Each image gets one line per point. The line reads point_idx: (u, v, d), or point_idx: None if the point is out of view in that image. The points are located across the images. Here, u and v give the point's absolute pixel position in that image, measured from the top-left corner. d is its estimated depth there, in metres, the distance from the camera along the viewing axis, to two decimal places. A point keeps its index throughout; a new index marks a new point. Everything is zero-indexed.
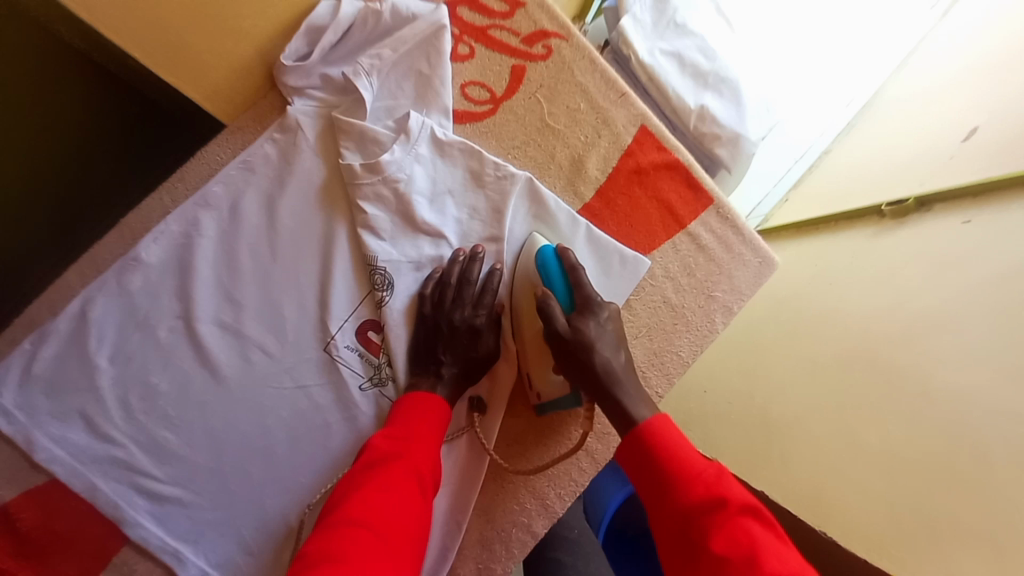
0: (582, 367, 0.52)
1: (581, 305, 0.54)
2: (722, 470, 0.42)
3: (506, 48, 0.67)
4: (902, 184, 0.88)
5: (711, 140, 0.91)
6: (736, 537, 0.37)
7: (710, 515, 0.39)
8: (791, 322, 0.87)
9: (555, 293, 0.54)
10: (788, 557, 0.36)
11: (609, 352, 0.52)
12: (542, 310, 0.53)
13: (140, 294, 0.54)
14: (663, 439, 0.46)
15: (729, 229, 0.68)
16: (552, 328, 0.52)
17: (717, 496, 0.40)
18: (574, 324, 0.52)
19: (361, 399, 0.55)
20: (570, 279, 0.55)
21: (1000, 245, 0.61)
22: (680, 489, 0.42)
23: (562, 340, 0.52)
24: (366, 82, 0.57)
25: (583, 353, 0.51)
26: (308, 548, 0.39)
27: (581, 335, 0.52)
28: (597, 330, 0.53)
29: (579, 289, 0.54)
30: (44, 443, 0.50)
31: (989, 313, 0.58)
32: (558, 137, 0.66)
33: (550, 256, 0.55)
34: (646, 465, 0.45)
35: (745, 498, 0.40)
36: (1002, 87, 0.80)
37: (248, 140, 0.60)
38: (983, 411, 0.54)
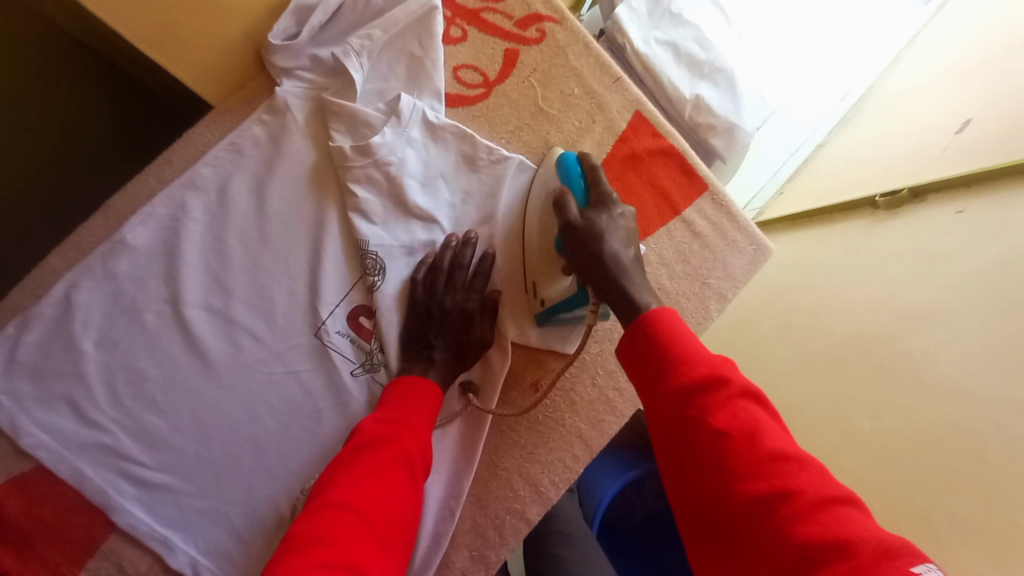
0: (589, 252, 0.49)
1: (596, 201, 0.52)
2: (725, 358, 0.41)
3: (500, 32, 0.66)
4: (896, 176, 0.89)
5: (706, 131, 0.91)
6: (737, 416, 0.37)
7: (712, 394, 0.39)
8: (786, 313, 0.88)
9: (572, 191, 0.53)
10: (784, 437, 0.37)
11: (619, 244, 0.50)
12: (557, 203, 0.52)
13: (127, 277, 0.53)
14: (667, 325, 0.44)
15: (724, 216, 0.68)
16: (564, 218, 0.51)
17: (719, 376, 0.39)
18: (586, 216, 0.50)
19: (352, 385, 0.55)
20: (588, 179, 0.53)
21: (994, 234, 0.61)
22: (683, 370, 0.41)
23: (572, 229, 0.50)
24: (356, 63, 0.56)
25: (592, 239, 0.49)
26: (294, 530, 0.38)
27: (591, 223, 0.50)
28: (608, 224, 0.50)
29: (595, 188, 0.52)
30: (29, 428, 0.49)
31: (982, 301, 0.58)
32: (552, 122, 0.66)
33: (572, 160, 0.55)
34: (644, 341, 0.44)
35: (748, 382, 0.39)
36: (998, 81, 0.80)
37: (236, 122, 0.59)
38: (976, 399, 0.54)
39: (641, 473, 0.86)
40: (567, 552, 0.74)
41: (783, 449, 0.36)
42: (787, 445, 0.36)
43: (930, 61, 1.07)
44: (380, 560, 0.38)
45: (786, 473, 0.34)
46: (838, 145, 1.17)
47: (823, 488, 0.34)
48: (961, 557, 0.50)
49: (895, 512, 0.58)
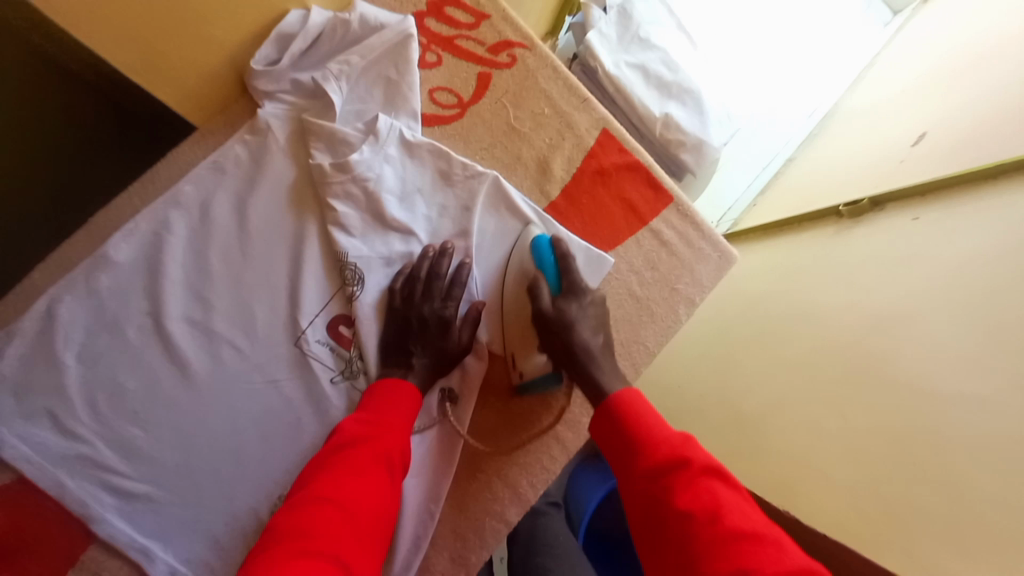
0: (562, 344, 0.56)
1: (567, 289, 0.58)
2: (687, 436, 0.45)
3: (473, 57, 0.70)
4: (859, 186, 0.94)
5: (676, 147, 0.96)
6: (700, 496, 0.40)
7: (676, 474, 0.42)
8: (759, 319, 0.91)
9: (545, 274, 0.59)
10: (746, 513, 0.39)
11: (589, 334, 0.57)
12: (532, 292, 0.58)
13: (108, 293, 0.55)
14: (633, 412, 0.48)
15: (688, 225, 0.72)
16: (538, 308, 0.57)
17: (681, 456, 0.43)
18: (558, 305, 0.57)
19: (332, 393, 0.56)
20: (560, 265, 0.59)
21: (950, 242, 0.66)
22: (647, 453, 0.45)
23: (546, 319, 0.56)
24: (335, 87, 0.60)
25: (564, 333, 0.56)
26: (275, 521, 0.40)
27: (564, 314, 0.56)
28: (578, 312, 0.57)
29: (567, 275, 0.58)
30: (10, 442, 0.49)
31: (950, 297, 0.61)
32: (524, 139, 0.69)
33: (545, 245, 0.59)
34: (615, 432, 0.48)
35: (709, 459, 0.43)
36: (949, 99, 0.88)
37: (218, 143, 0.62)
38: (940, 397, 0.56)
39: None
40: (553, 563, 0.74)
41: (743, 526, 0.38)
42: (748, 521, 0.39)
43: (887, 82, 1.14)
44: (357, 550, 0.40)
45: (749, 552, 0.36)
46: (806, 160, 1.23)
47: (782, 563, 0.35)
48: (923, 543, 0.52)
49: (860, 503, 0.60)
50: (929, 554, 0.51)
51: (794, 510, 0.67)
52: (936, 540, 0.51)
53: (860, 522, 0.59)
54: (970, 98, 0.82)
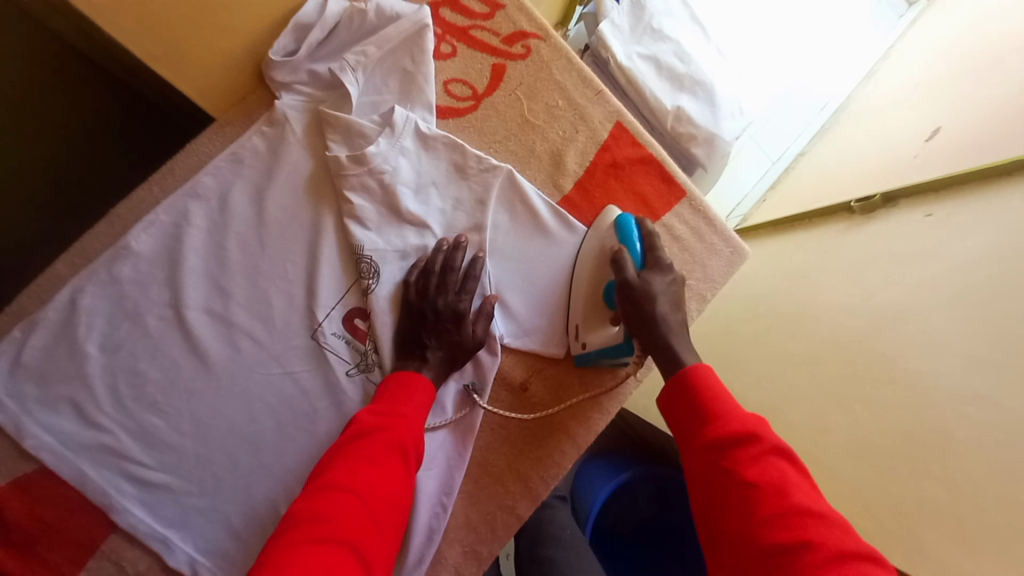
0: (641, 310, 0.54)
1: (652, 264, 0.57)
2: (758, 415, 0.45)
3: (487, 48, 0.70)
4: (873, 181, 0.93)
5: (687, 140, 0.95)
6: (767, 471, 0.40)
7: (746, 448, 0.42)
8: (767, 314, 0.90)
9: (629, 249, 0.57)
10: (811, 494, 0.39)
11: (670, 308, 0.54)
12: (614, 262, 0.56)
13: (129, 283, 0.55)
14: (704, 384, 0.48)
15: (701, 220, 0.72)
16: (621, 278, 0.55)
17: (752, 432, 0.43)
18: (642, 277, 0.55)
19: (348, 385, 0.57)
20: (645, 243, 0.58)
21: (962, 237, 0.66)
22: (717, 424, 0.44)
23: (628, 286, 0.54)
24: (352, 77, 0.59)
25: (645, 302, 0.53)
26: (293, 509, 0.41)
27: (647, 284, 0.54)
28: (661, 285, 0.55)
29: (651, 252, 0.57)
30: (34, 430, 0.51)
31: (957, 295, 0.61)
32: (538, 132, 0.69)
33: (630, 221, 0.59)
34: (682, 399, 0.48)
35: (778, 441, 0.42)
36: (962, 93, 0.87)
37: (236, 133, 0.62)
38: (945, 394, 0.56)
39: (634, 476, 0.87)
40: (562, 556, 0.76)
41: (808, 504, 0.38)
42: (811, 501, 0.39)
43: (902, 74, 1.13)
44: (374, 539, 0.41)
45: (811, 526, 0.36)
46: (817, 154, 1.22)
47: (843, 543, 0.35)
48: (930, 540, 0.53)
49: (868, 500, 0.59)
50: (934, 552, 0.52)
51: None
52: (942, 537, 0.51)
53: (868, 518, 0.59)
54: (984, 92, 0.82)
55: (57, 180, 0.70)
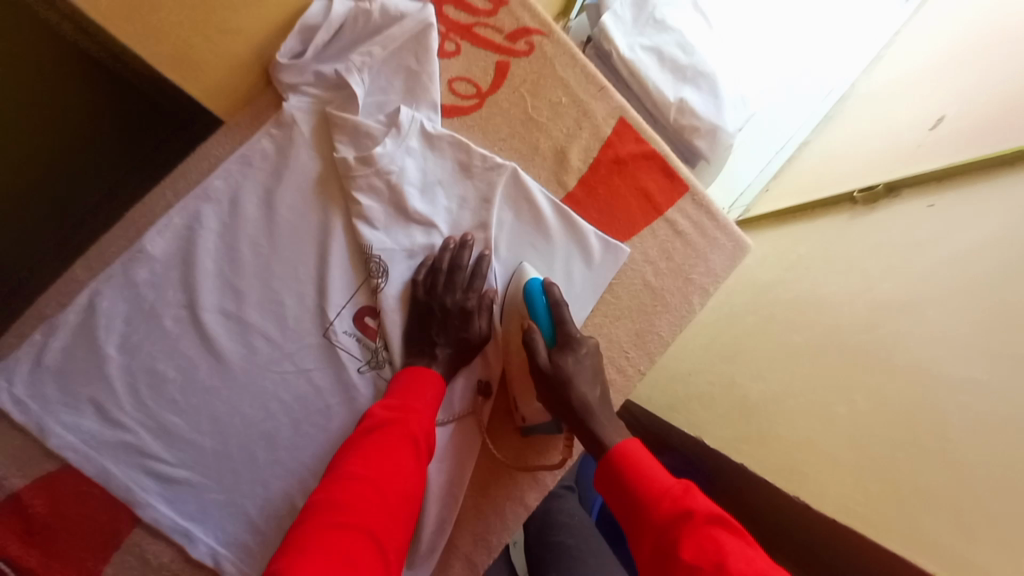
0: (561, 399, 0.57)
1: (563, 341, 0.58)
2: (690, 485, 0.47)
3: (491, 45, 0.70)
4: (877, 171, 0.93)
5: (690, 132, 0.95)
6: (704, 544, 0.41)
7: (681, 526, 0.43)
8: (769, 306, 0.91)
9: (539, 326, 0.59)
10: (751, 561, 0.39)
11: (587, 387, 0.57)
12: (526, 343, 0.58)
13: (146, 285, 0.56)
14: (636, 467, 0.50)
15: (704, 214, 0.72)
16: (534, 363, 0.57)
17: (684, 507, 0.44)
18: (554, 360, 0.57)
19: (360, 381, 0.58)
20: (553, 314, 0.59)
21: (965, 225, 0.66)
22: (651, 509, 0.46)
23: (544, 375, 0.57)
24: (358, 79, 0.60)
25: (561, 388, 0.56)
26: (314, 498, 0.43)
27: (560, 370, 0.57)
28: (575, 365, 0.57)
29: (560, 324, 0.58)
30: (57, 429, 0.53)
31: (958, 286, 0.62)
32: (542, 130, 0.69)
33: (537, 291, 0.59)
34: (618, 485, 0.51)
35: (711, 509, 0.44)
36: (968, 80, 0.87)
37: (244, 136, 0.62)
38: (945, 383, 0.57)
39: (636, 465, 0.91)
40: (573, 541, 0.80)
41: (747, 569, 0.38)
42: (752, 567, 0.38)
43: (907, 61, 1.12)
44: (389, 527, 0.42)
45: None
46: (821, 143, 1.22)
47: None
48: (927, 528, 0.53)
49: (866, 488, 0.60)
50: (931, 539, 0.52)
51: (801, 496, 0.67)
52: (939, 525, 0.52)
53: (867, 505, 0.59)
54: (988, 81, 0.81)
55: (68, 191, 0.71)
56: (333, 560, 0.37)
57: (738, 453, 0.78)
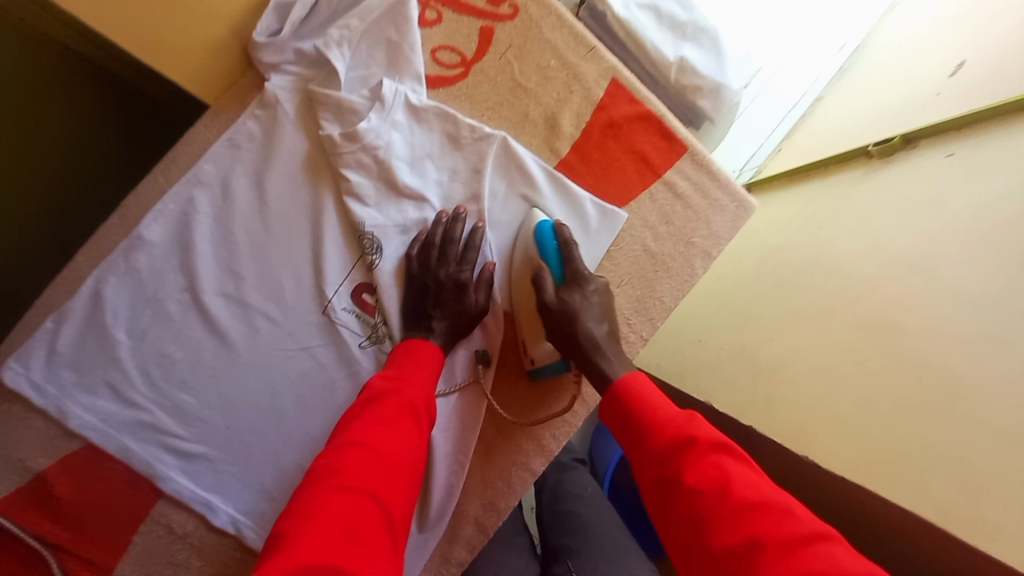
0: (567, 335, 0.57)
1: (570, 278, 0.59)
2: (692, 414, 0.47)
3: (473, 11, 0.68)
4: (893, 122, 0.89)
5: (692, 92, 0.92)
6: (706, 470, 0.42)
7: (684, 452, 0.44)
8: (780, 269, 0.89)
9: (549, 263, 0.60)
10: (754, 484, 0.41)
11: (593, 322, 0.57)
12: (535, 281, 0.59)
13: (148, 271, 0.58)
14: (636, 395, 0.51)
15: (704, 174, 0.70)
16: (541, 299, 0.58)
17: (687, 435, 0.45)
18: (561, 297, 0.58)
19: (361, 356, 0.59)
20: (563, 253, 0.60)
21: (987, 173, 0.63)
22: (653, 435, 0.47)
23: (550, 310, 0.57)
24: (337, 53, 0.59)
25: (569, 323, 0.56)
26: (316, 465, 0.44)
27: (567, 306, 0.57)
28: (582, 302, 0.58)
29: (569, 263, 0.60)
30: (76, 411, 0.55)
31: (979, 238, 0.59)
32: (531, 96, 0.68)
33: (547, 232, 0.60)
34: (620, 413, 0.51)
35: (713, 436, 0.44)
36: (992, 18, 0.81)
37: (232, 119, 0.62)
38: (960, 336, 0.55)
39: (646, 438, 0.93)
40: (582, 510, 0.81)
41: (750, 496, 0.40)
42: (754, 491, 0.40)
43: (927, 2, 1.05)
44: (390, 486, 0.44)
45: (755, 521, 0.38)
46: (836, 97, 1.15)
47: (786, 531, 0.37)
48: (938, 482, 0.52)
49: (875, 446, 0.58)
50: (943, 492, 0.52)
51: (811, 454, 0.65)
52: (950, 481, 0.51)
53: (877, 463, 0.58)
54: (1016, 16, 0.76)
55: (73, 190, 0.74)
56: (335, 517, 0.39)
57: (747, 416, 0.78)
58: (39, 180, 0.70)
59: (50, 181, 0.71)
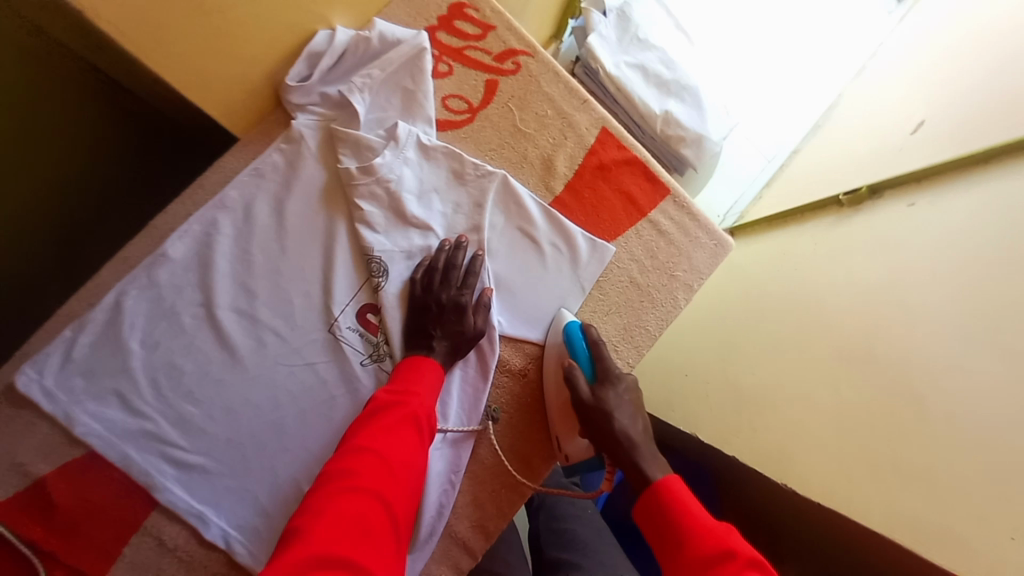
0: (602, 431, 0.61)
1: (601, 376, 0.64)
2: (732, 528, 0.49)
3: (480, 65, 0.76)
4: (862, 175, 0.97)
5: (676, 142, 1.01)
6: None
7: (724, 565, 0.46)
8: (762, 305, 0.94)
9: (579, 363, 0.65)
10: None
11: (626, 418, 0.62)
12: (568, 378, 0.63)
13: (167, 285, 0.62)
14: (676, 499, 0.53)
15: (685, 215, 0.77)
16: (576, 395, 0.62)
17: (727, 547, 0.47)
18: (595, 395, 0.62)
19: (362, 373, 0.63)
20: (592, 351, 0.65)
21: (942, 224, 0.70)
22: (693, 543, 0.49)
23: (585, 407, 0.62)
24: (359, 98, 0.66)
25: (605, 421, 0.61)
26: (325, 470, 0.46)
27: (601, 403, 0.62)
28: (614, 400, 0.62)
29: (599, 362, 0.64)
30: (83, 418, 0.57)
31: (937, 278, 0.65)
32: (529, 140, 0.75)
33: (576, 331, 0.66)
34: (659, 514, 0.53)
35: (752, 554, 0.46)
36: (945, 85, 0.91)
37: (257, 151, 0.68)
38: (923, 367, 0.60)
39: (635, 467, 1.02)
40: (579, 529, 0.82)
41: None
42: None
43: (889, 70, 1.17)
44: (396, 492, 0.46)
45: None
46: (808, 152, 1.26)
47: None
48: (906, 506, 0.55)
49: (850, 472, 0.61)
50: (910, 514, 0.55)
51: (789, 480, 0.69)
52: (916, 502, 0.54)
53: (850, 488, 0.61)
54: (961, 86, 0.86)
55: (97, 211, 0.78)
56: (348, 518, 0.41)
57: (732, 446, 0.80)
58: (66, 203, 0.74)
59: (73, 202, 0.75)
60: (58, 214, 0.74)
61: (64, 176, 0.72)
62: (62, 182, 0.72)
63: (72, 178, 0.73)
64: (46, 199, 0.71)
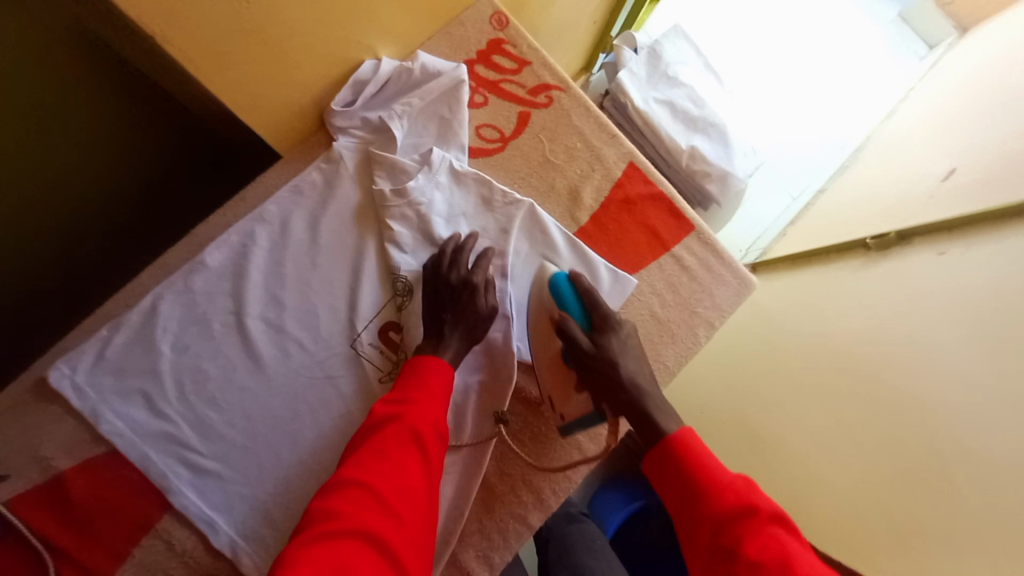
0: (604, 379, 0.60)
1: (597, 323, 0.63)
2: (750, 480, 0.50)
3: (514, 98, 0.79)
4: (889, 219, 0.96)
5: (701, 177, 1.01)
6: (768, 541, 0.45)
7: (746, 521, 0.47)
8: (782, 346, 0.92)
9: (571, 314, 0.63)
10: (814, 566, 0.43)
11: (629, 362, 0.62)
12: (563, 331, 0.61)
13: (201, 292, 0.64)
14: (692, 452, 0.54)
15: (709, 252, 0.77)
16: (573, 346, 0.61)
17: (749, 502, 0.48)
18: (593, 343, 0.61)
19: (380, 390, 0.64)
20: (584, 299, 0.63)
21: (971, 273, 0.68)
22: (713, 497, 0.50)
23: (584, 358, 0.60)
24: (398, 124, 0.69)
25: (608, 368, 0.60)
26: (315, 506, 0.47)
27: (601, 352, 0.61)
28: (613, 347, 0.62)
29: (592, 310, 0.63)
30: (109, 416, 0.59)
31: (965, 332, 0.63)
32: (557, 170, 0.77)
33: (563, 282, 0.63)
34: (676, 468, 0.54)
35: (773, 508, 0.47)
36: (978, 136, 0.90)
37: (298, 169, 0.72)
38: (952, 425, 0.58)
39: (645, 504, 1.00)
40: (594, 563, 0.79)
41: None
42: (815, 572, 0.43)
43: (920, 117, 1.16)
44: (389, 523, 0.46)
45: None
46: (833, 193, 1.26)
47: None
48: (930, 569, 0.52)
49: None
50: None
51: None
52: None
53: None
54: (996, 137, 0.85)
55: (141, 216, 0.82)
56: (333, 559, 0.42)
57: None
58: (114, 208, 0.78)
59: (121, 207, 0.79)
60: (109, 218, 0.79)
61: (116, 184, 0.77)
62: (113, 188, 0.77)
63: (124, 186, 0.78)
64: (99, 202, 0.76)
